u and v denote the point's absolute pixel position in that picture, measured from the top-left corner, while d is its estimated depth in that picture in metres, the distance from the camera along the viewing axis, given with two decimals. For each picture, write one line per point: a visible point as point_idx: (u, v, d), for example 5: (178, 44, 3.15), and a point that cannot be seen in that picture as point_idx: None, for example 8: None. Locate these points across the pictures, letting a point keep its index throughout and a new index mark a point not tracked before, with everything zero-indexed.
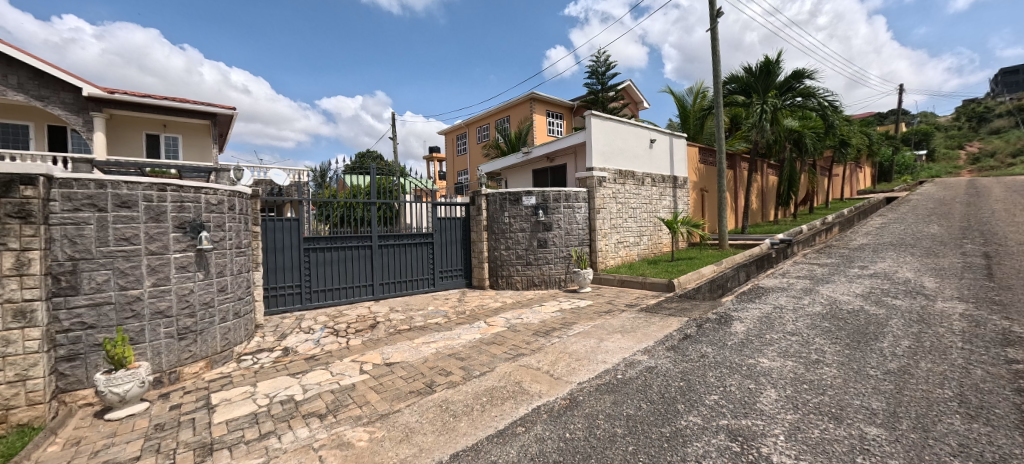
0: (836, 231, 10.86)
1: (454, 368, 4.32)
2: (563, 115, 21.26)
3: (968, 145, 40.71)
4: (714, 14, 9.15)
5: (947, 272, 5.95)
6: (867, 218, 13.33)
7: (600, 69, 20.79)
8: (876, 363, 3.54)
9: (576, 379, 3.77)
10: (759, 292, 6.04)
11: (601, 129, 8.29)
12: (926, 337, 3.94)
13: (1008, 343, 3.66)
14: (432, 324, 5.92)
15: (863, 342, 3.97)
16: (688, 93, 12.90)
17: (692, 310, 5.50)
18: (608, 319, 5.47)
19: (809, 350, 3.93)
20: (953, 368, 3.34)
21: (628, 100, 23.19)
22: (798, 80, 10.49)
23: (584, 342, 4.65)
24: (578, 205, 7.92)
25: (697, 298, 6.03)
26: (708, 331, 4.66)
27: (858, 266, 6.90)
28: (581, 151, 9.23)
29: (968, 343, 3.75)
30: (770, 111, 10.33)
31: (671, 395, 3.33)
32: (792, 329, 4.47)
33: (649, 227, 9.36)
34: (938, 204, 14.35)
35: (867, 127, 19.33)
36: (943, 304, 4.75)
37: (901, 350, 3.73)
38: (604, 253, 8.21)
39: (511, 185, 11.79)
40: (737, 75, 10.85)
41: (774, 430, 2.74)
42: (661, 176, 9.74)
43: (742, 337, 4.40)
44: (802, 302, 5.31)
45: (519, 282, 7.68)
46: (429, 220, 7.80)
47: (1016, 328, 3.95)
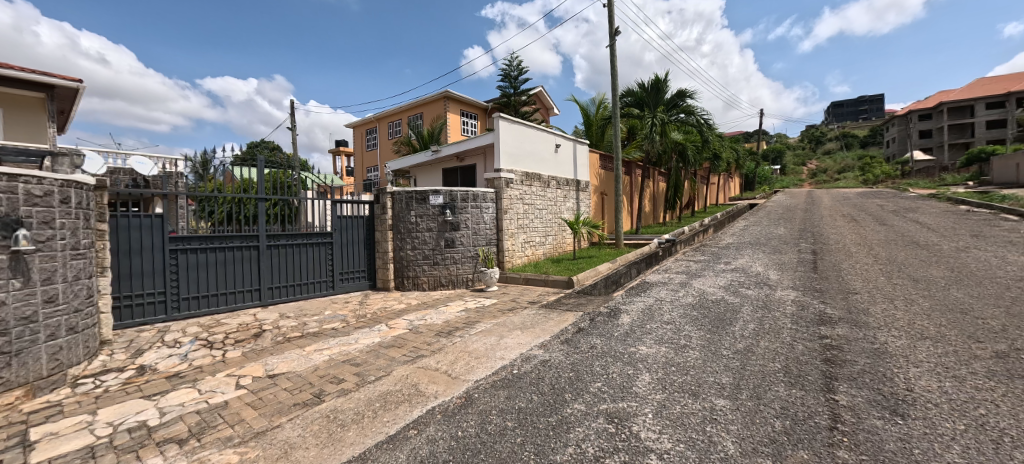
0: (711, 232, 12.51)
1: (347, 375, 4.08)
2: (477, 115, 21.42)
3: (809, 163, 49.89)
4: (613, 32, 9.94)
5: (786, 266, 7.23)
6: (735, 220, 15.60)
7: (513, 73, 21.39)
8: (729, 345, 4.16)
9: (473, 377, 3.81)
10: (644, 287, 6.72)
11: (509, 131, 8.50)
12: (766, 321, 4.74)
13: (821, 322, 4.56)
14: (328, 329, 5.54)
15: (721, 327, 4.65)
16: (591, 102, 13.82)
17: (587, 305, 5.92)
18: (510, 316, 5.63)
19: (679, 336, 4.48)
20: (783, 345, 4.05)
21: (539, 106, 24.22)
22: (682, 98, 11.89)
23: (485, 340, 4.73)
24: (486, 205, 8.01)
25: (593, 293, 6.52)
26: (598, 324, 5.04)
27: (723, 262, 8.06)
28: (490, 152, 9.37)
29: (795, 324, 4.58)
30: (659, 124, 11.57)
31: (560, 385, 3.53)
32: (668, 318, 5.05)
33: (554, 228, 9.86)
34: (787, 210, 17.39)
35: (736, 144, 22.67)
36: (781, 292, 5.76)
37: (748, 332, 4.44)
38: (511, 253, 8.43)
39: (421, 183, 11.53)
40: (632, 90, 12.00)
41: (644, 409, 3.06)
42: (566, 179, 10.33)
43: (627, 327, 4.85)
44: (677, 295, 6.03)
45: (426, 282, 7.54)
46: (329, 218, 7.29)
47: (827, 310, 4.94)
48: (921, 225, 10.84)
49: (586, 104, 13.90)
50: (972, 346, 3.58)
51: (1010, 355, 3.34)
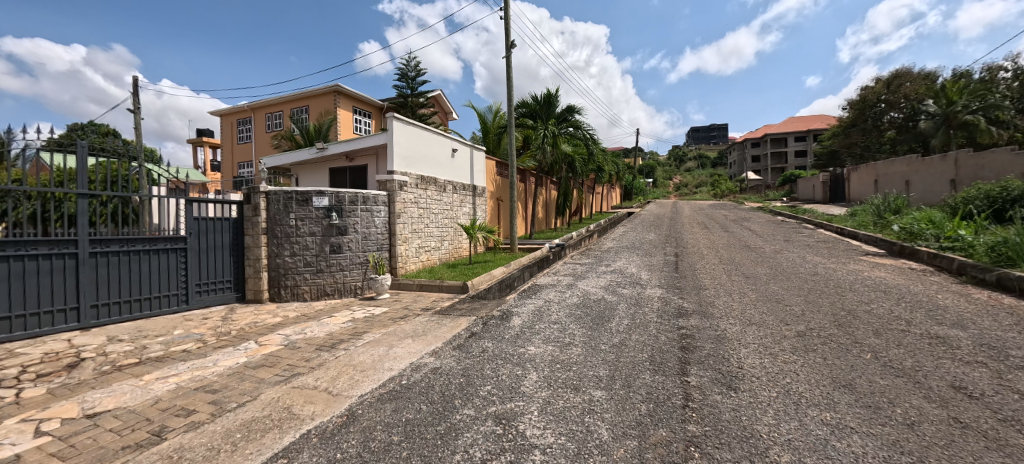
0: (595, 238, 13.72)
1: (199, 405, 3.47)
2: (371, 113, 20.34)
3: (675, 178, 58.20)
4: (509, 44, 10.34)
5: (654, 267, 8.30)
6: (615, 227, 17.41)
7: (410, 74, 20.85)
8: (606, 340, 4.59)
9: (357, 392, 3.56)
10: (535, 289, 7.07)
11: (403, 132, 8.22)
12: (636, 316, 5.36)
13: (679, 315, 5.32)
14: (178, 352, 4.66)
15: (600, 323, 5.11)
16: (488, 110, 14.18)
17: (481, 309, 6.00)
18: (401, 324, 5.42)
19: (564, 334, 4.80)
20: (649, 337, 4.62)
21: (438, 109, 24.04)
22: (570, 113, 12.89)
23: (372, 352, 4.47)
24: (377, 208, 7.60)
25: (487, 297, 6.64)
26: (491, 327, 5.15)
27: (604, 264, 8.92)
28: (383, 153, 8.97)
29: (659, 317, 5.27)
30: (550, 136, 12.37)
31: (450, 392, 3.50)
32: (555, 318, 5.38)
33: (450, 233, 9.80)
34: (656, 218, 20.02)
35: (617, 158, 25.43)
36: (650, 290, 6.59)
37: (622, 327, 4.97)
38: (405, 258, 8.13)
39: (303, 183, 10.49)
40: (526, 101, 12.63)
41: (531, 407, 3.18)
42: (462, 185, 10.39)
43: (518, 329, 5.03)
44: (564, 296, 6.48)
45: (307, 292, 6.85)
46: (183, 220, 6.17)
47: (684, 304, 5.77)
48: (752, 232, 13.41)
49: (483, 112, 14.21)
50: (782, 328, 4.49)
51: (805, 332, 4.27)
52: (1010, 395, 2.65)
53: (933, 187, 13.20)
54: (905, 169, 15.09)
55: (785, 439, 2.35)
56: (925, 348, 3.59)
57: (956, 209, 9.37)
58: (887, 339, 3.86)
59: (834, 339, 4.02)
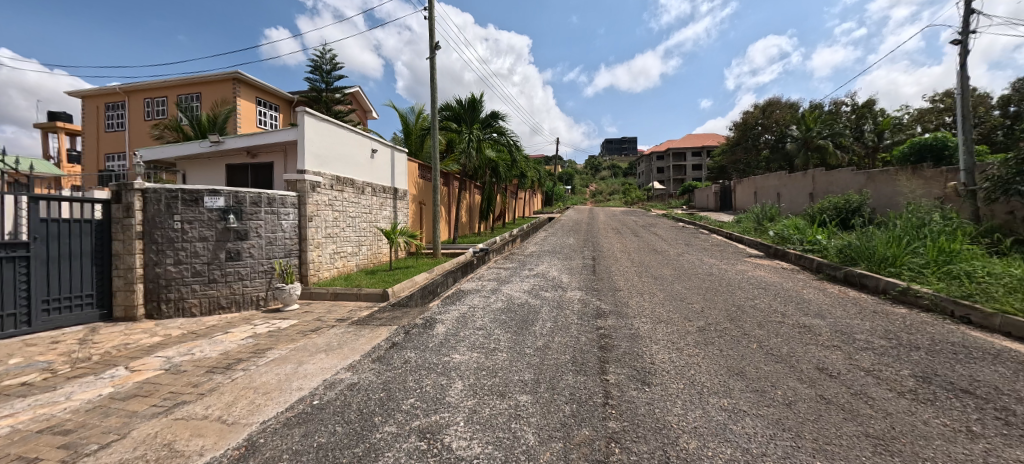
0: (519, 242, 14.00)
1: (43, 451, 2.77)
2: (278, 106, 18.53)
3: (592, 186, 62.04)
4: (434, 45, 10.14)
5: (574, 271, 8.69)
6: (537, 231, 17.97)
7: (325, 67, 19.44)
8: (531, 343, 4.65)
9: (259, 418, 3.13)
10: (460, 295, 6.95)
11: (316, 129, 7.59)
12: (559, 318, 5.53)
13: (597, 316, 5.60)
14: (12, 386, 3.70)
15: (524, 327, 5.18)
16: (410, 110, 13.77)
17: (403, 318, 5.72)
18: (313, 338, 4.94)
19: (490, 340, 4.77)
20: (571, 338, 4.77)
21: (356, 107, 22.76)
22: (494, 119, 13.01)
23: (278, 371, 4.00)
24: (285, 210, 6.89)
25: (409, 305, 6.36)
26: (413, 336, 4.93)
27: (528, 268, 9.12)
28: (293, 150, 8.19)
29: (580, 319, 5.50)
30: (475, 141, 12.35)
31: (369, 409, 3.24)
32: (480, 324, 5.33)
33: (369, 237, 9.25)
34: (575, 223, 21.11)
35: (539, 166, 26.35)
36: (571, 293, 6.87)
37: (545, 330, 5.08)
38: (317, 265, 7.47)
39: (191, 181, 9.13)
40: (450, 105, 12.47)
41: (456, 418, 3.08)
42: (383, 187, 9.90)
43: (442, 337, 4.89)
44: (489, 301, 6.46)
45: (196, 306, 5.94)
46: (26, 221, 4.95)
47: (601, 305, 6.10)
48: (658, 237, 14.76)
49: (405, 113, 13.76)
50: (686, 324, 4.96)
51: (705, 327, 4.77)
52: (857, 372, 3.21)
53: (796, 199, 15.76)
54: (776, 183, 17.80)
55: (692, 427, 2.57)
56: (796, 336, 4.22)
57: (813, 217, 11.25)
58: (767, 330, 4.47)
59: (728, 332, 4.53)
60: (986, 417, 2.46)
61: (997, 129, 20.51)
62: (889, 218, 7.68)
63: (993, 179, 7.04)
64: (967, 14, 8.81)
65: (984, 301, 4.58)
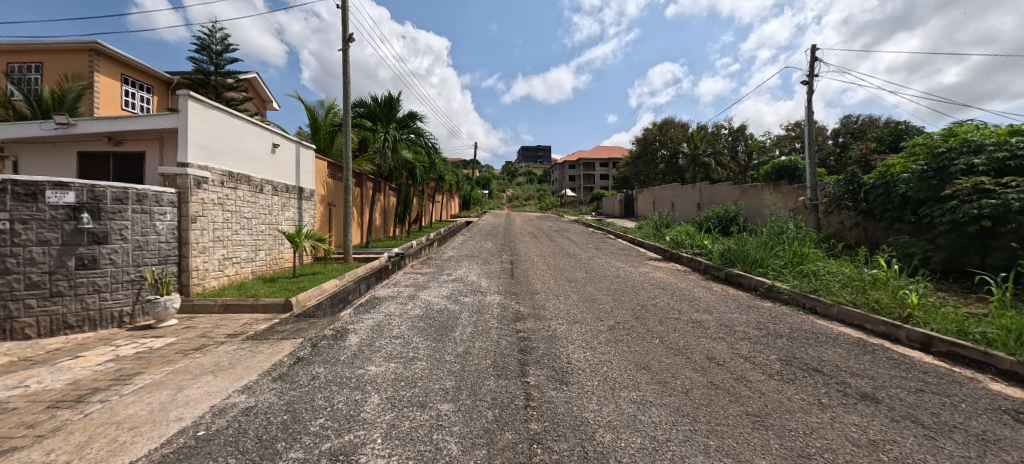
0: (436, 246, 13.73)
1: None
2: (151, 87, 15.77)
3: (508, 191, 63.52)
4: (348, 37, 9.52)
5: (493, 275, 8.78)
6: (454, 235, 17.84)
7: (214, 47, 17.09)
8: (451, 349, 4.52)
9: (125, 459, 2.59)
10: (374, 302, 6.54)
11: (203, 117, 6.62)
12: (479, 323, 5.49)
13: (516, 319, 5.68)
14: None
15: (444, 334, 5.05)
16: (318, 104, 12.75)
17: (309, 329, 5.21)
18: (196, 358, 4.25)
19: (408, 349, 4.56)
20: (491, 342, 4.73)
21: (253, 95, 20.36)
22: (412, 120, 12.61)
23: (151, 399, 3.37)
24: (160, 209, 5.86)
25: (316, 316, 5.81)
26: (321, 350, 4.50)
27: (446, 273, 8.97)
28: (172, 138, 7.04)
29: (500, 322, 5.53)
30: (391, 140, 11.82)
31: (270, 435, 2.87)
32: (397, 333, 5.08)
33: (268, 241, 8.29)
34: (493, 228, 21.39)
35: (457, 169, 26.23)
36: (490, 297, 6.90)
37: (466, 335, 5.00)
38: (202, 273, 6.48)
39: (24, 170, 7.31)
40: (365, 101, 11.81)
41: (373, 435, 2.86)
42: (285, 186, 8.99)
43: (355, 349, 4.55)
44: (406, 308, 6.18)
45: (30, 327, 4.74)
46: None
47: (520, 309, 6.19)
48: (571, 241, 15.64)
49: (313, 106, 12.69)
50: (598, 323, 5.30)
51: (614, 326, 5.14)
52: (738, 359, 3.74)
53: (687, 208, 17.87)
54: (671, 194, 20.00)
55: (606, 421, 2.74)
56: (690, 330, 4.76)
57: (700, 224, 12.88)
58: (667, 326, 4.97)
59: (635, 330, 4.93)
60: (831, 390, 3.02)
61: (830, 156, 25.57)
62: (757, 226, 9.09)
63: (830, 195, 8.76)
64: (812, 61, 10.90)
65: (825, 294, 5.66)
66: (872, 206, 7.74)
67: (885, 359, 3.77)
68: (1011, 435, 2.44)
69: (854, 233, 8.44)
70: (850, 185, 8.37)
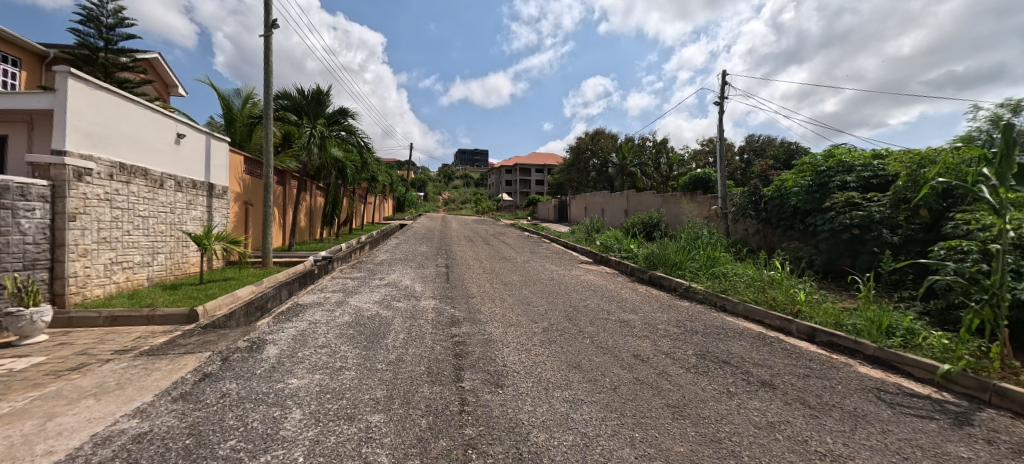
0: (367, 250, 13.10)
1: None
2: (17, 59, 13.21)
3: (445, 194, 62.63)
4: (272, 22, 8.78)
5: (428, 279, 8.57)
6: (387, 238, 17.17)
7: (104, 19, 14.78)
8: (383, 357, 4.30)
9: None
10: (296, 310, 6.05)
11: (90, 100, 5.69)
12: (413, 329, 5.30)
13: (452, 323, 5.58)
14: None
15: (376, 341, 4.80)
16: (235, 93, 11.63)
17: (218, 342, 4.66)
18: (72, 380, 3.60)
19: (335, 359, 4.26)
20: (426, 348, 4.57)
21: (153, 77, 17.92)
22: (343, 116, 11.93)
23: (7, 432, 2.78)
24: (25, 205, 4.90)
25: (227, 326, 5.21)
26: (233, 364, 4.05)
27: (378, 277, 8.57)
28: (42, 121, 5.95)
29: (435, 328, 5.38)
30: (319, 137, 11.06)
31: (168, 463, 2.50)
32: (323, 342, 4.73)
33: (168, 243, 7.31)
34: (428, 231, 20.91)
35: (391, 170, 25.33)
36: (425, 302, 6.70)
37: (398, 342, 4.79)
38: (82, 280, 5.52)
39: None
40: (290, 93, 10.95)
41: (294, 454, 2.62)
42: (192, 181, 8.02)
43: (273, 361, 4.16)
44: (333, 315, 5.78)
45: None
46: None
47: (455, 313, 6.07)
48: (507, 245, 15.81)
49: (227, 94, 11.53)
50: (533, 325, 5.40)
51: (548, 327, 5.28)
52: (660, 355, 4.02)
53: (615, 215, 18.96)
54: (601, 201, 21.10)
55: (540, 421, 2.79)
56: (618, 329, 5.03)
57: (627, 230, 13.72)
58: (598, 327, 5.21)
59: (567, 331, 5.09)
60: (737, 379, 3.38)
61: (737, 170, 28.73)
62: (677, 232, 9.90)
63: (737, 205, 9.82)
64: (722, 85, 12.17)
65: (732, 294, 6.31)
66: (770, 215, 8.81)
67: (780, 349, 4.30)
68: (873, 410, 2.90)
69: (756, 239, 9.53)
70: (753, 196, 9.47)
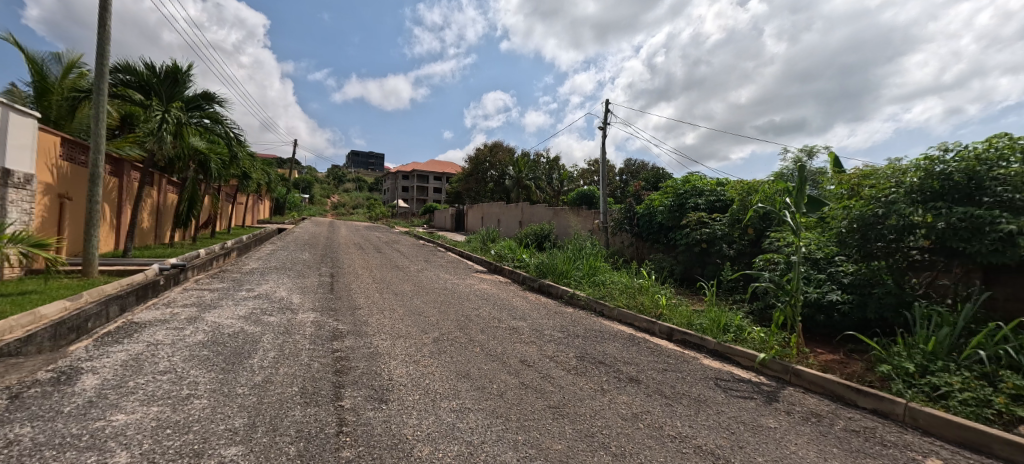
0: (234, 257, 11.40)
1: None
2: None
3: (334, 198, 57.91)
4: None
5: (308, 289, 7.77)
6: (260, 244, 15.17)
7: None
8: (245, 380, 3.72)
9: None
10: (129, 330, 4.92)
11: None
12: (286, 346, 4.71)
13: (333, 338, 5.11)
14: None
15: (238, 362, 4.15)
16: (51, 56, 9.33)
17: (5, 374, 3.55)
18: None
19: (180, 386, 3.55)
20: (300, 366, 4.10)
21: None
22: (207, 102, 10.30)
23: None
24: None
25: (21, 354, 4.01)
26: (27, 402, 3.12)
27: (245, 289, 7.48)
28: None
29: (313, 343, 4.86)
30: (173, 122, 9.33)
31: None
32: (165, 367, 3.93)
33: None
34: (311, 237, 19.00)
35: (270, 168, 22.60)
36: (302, 315, 6.02)
37: (266, 362, 4.20)
38: None
39: None
40: (132, 66, 8.98)
41: None
42: None
43: (90, 394, 3.31)
44: (182, 334, 4.85)
45: None
46: None
47: (338, 326, 5.59)
48: (401, 253, 15.23)
49: (41, 60, 9.22)
50: (423, 336, 5.25)
51: (439, 338, 5.18)
52: (544, 359, 4.25)
53: (510, 226, 19.65)
54: (497, 211, 21.71)
55: (425, 435, 2.70)
56: (507, 336, 5.19)
57: (520, 240, 14.31)
58: (489, 335, 5.29)
59: (458, 340, 5.06)
60: (610, 377, 3.73)
61: (616, 189, 32.27)
62: (564, 243, 10.64)
63: (615, 220, 10.96)
64: (606, 112, 13.58)
65: (609, 300, 6.99)
66: (642, 230, 10.02)
67: (645, 348, 4.88)
68: (712, 394, 3.48)
69: (630, 250, 10.73)
70: (628, 213, 10.70)
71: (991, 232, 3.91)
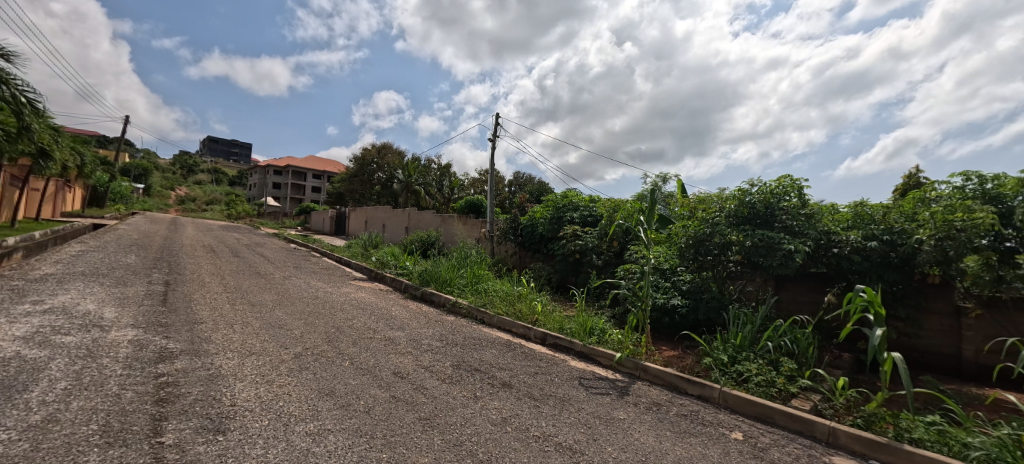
0: (16, 259, 8.69)
1: None
2: None
3: (181, 190, 48.50)
4: None
5: (128, 301, 6.29)
6: (61, 243, 11.83)
7: None
8: (12, 422, 2.82)
9: None
10: None
11: None
12: (86, 373, 3.73)
13: (159, 360, 4.21)
14: None
15: (4, 399, 3.14)
16: None
17: None
18: None
19: None
20: (105, 398, 3.28)
21: None
22: None
23: None
24: None
25: None
26: None
27: (28, 301, 5.73)
28: None
29: (127, 368, 3.93)
30: None
31: None
32: None
33: None
34: (140, 236, 15.52)
35: (83, 147, 17.91)
36: (116, 334, 4.84)
37: (52, 395, 3.26)
38: None
39: None
40: None
41: None
42: None
43: None
44: None
45: None
46: None
47: (168, 346, 4.64)
48: (265, 258, 13.41)
49: None
50: (281, 352, 4.67)
51: (301, 353, 4.68)
52: (418, 370, 4.14)
53: (396, 231, 18.88)
54: (383, 215, 20.67)
55: None
56: (381, 348, 4.94)
57: (406, 246, 13.84)
58: (361, 347, 4.97)
59: (324, 355, 4.63)
60: (484, 384, 3.81)
61: (506, 200, 33.55)
62: (451, 250, 10.59)
63: (502, 229, 11.32)
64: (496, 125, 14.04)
65: (490, 308, 7.17)
66: (526, 240, 10.53)
67: (520, 354, 5.11)
68: (574, 394, 3.78)
69: (514, 259, 11.17)
70: (512, 223, 11.14)
71: (779, 250, 5.05)
